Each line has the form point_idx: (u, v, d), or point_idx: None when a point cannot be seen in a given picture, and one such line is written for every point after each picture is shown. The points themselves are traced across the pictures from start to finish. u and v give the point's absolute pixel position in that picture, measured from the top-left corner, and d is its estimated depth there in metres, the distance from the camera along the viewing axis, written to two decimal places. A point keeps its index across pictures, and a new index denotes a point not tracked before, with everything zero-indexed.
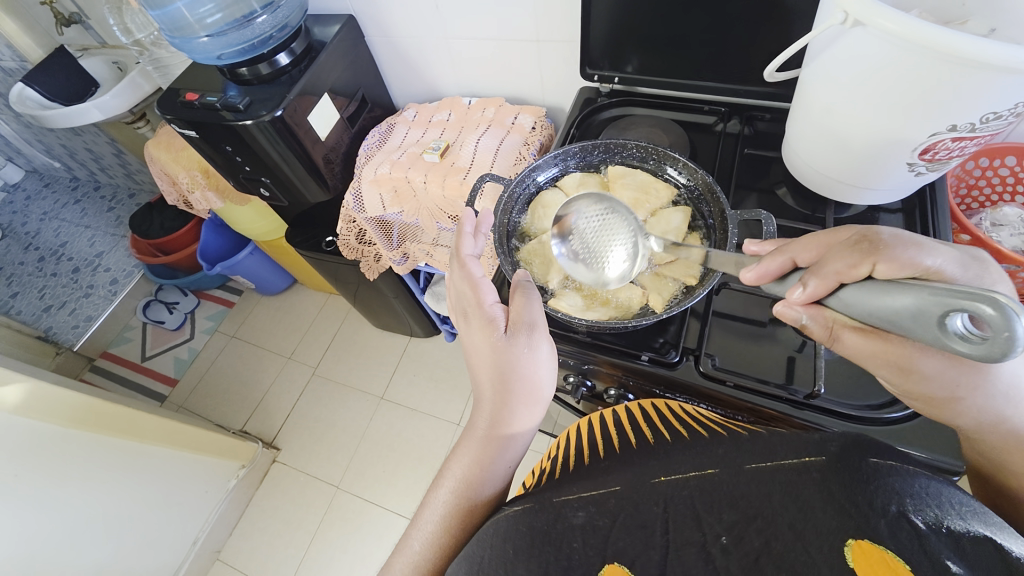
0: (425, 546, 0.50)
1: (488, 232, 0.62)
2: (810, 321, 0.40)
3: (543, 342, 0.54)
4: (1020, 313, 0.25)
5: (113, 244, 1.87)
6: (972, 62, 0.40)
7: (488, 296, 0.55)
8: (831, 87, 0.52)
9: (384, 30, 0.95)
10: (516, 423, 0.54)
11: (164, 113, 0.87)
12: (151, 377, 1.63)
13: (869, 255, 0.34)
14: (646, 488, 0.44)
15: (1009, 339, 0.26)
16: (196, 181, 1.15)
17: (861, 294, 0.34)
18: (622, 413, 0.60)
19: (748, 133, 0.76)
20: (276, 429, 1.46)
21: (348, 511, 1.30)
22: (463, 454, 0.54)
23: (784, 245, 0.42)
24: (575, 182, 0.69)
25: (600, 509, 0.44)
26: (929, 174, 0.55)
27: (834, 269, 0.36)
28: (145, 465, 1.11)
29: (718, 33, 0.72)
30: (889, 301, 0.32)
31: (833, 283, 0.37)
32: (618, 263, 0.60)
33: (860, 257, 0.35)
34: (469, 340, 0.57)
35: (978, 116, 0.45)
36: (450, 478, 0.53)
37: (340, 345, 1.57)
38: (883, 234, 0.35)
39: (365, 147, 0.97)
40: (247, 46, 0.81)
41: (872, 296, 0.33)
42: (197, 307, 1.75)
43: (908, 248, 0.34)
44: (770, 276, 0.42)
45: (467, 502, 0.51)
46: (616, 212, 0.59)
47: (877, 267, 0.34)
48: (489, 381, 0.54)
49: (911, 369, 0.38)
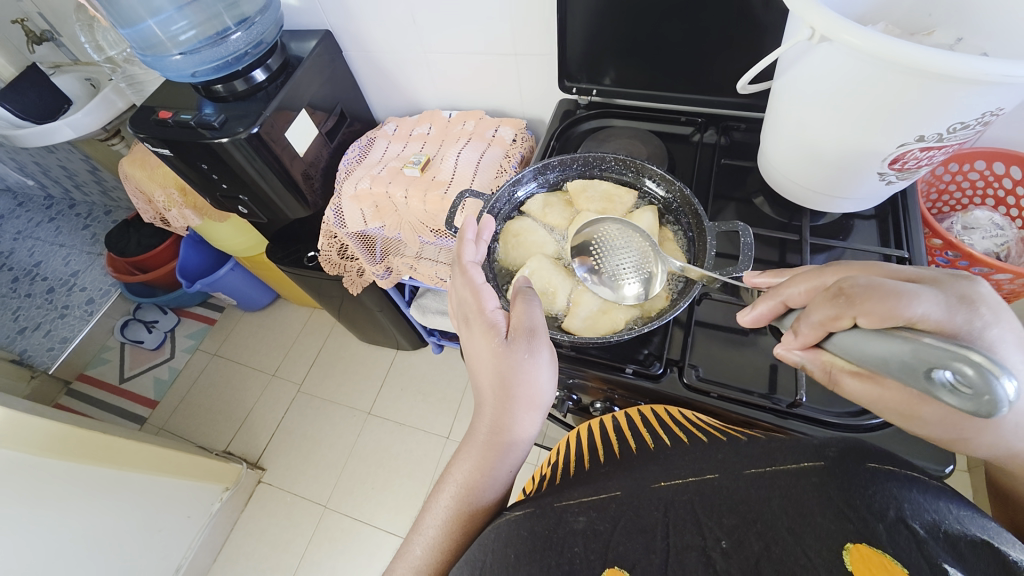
0: (427, 552, 0.49)
1: (489, 239, 0.61)
2: (809, 362, 0.44)
3: (544, 348, 0.52)
4: (1001, 373, 0.27)
5: (89, 262, 1.83)
6: (937, 75, 0.41)
7: (489, 302, 0.55)
8: (802, 100, 0.53)
9: (362, 45, 0.95)
10: (517, 430, 0.53)
11: (137, 132, 0.86)
12: (130, 398, 1.58)
13: (847, 309, 0.37)
14: (646, 494, 0.45)
15: (992, 401, 0.27)
16: (173, 199, 1.12)
17: (851, 344, 0.36)
18: (621, 420, 0.59)
19: (725, 143, 0.77)
20: (261, 448, 1.43)
21: (335, 530, 1.27)
22: (464, 460, 0.53)
23: (776, 289, 0.46)
24: (541, 204, 0.69)
25: (601, 515, 0.45)
26: (900, 182, 0.56)
27: (818, 320, 0.39)
28: (124, 491, 1.07)
29: (692, 44, 0.73)
30: (881, 351, 0.34)
31: (822, 331, 0.40)
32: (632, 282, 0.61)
33: (841, 309, 0.37)
34: (470, 346, 0.56)
35: (944, 127, 0.46)
36: (450, 484, 0.52)
37: (325, 361, 1.55)
38: (858, 284, 0.36)
39: (345, 162, 0.96)
40: (222, 63, 0.80)
41: (860, 346, 0.36)
42: (177, 325, 1.71)
43: (889, 298, 0.34)
44: (767, 317, 0.48)
45: (467, 506, 0.50)
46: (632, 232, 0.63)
47: (857, 319, 0.36)
48: (490, 386, 0.53)
49: (914, 415, 0.38)
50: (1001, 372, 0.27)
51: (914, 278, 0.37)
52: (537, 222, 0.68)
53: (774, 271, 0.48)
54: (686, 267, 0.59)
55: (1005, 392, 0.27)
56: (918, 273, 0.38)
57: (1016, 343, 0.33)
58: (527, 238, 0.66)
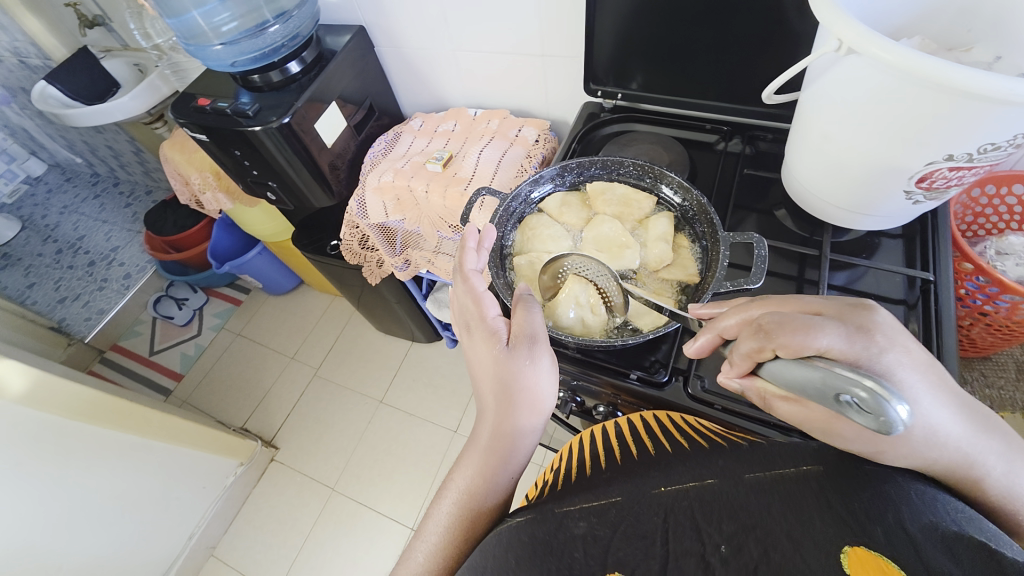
0: (430, 557, 0.50)
1: (491, 246, 0.62)
2: (747, 390, 0.43)
3: (545, 355, 0.53)
4: (892, 398, 0.30)
5: (128, 239, 1.92)
6: (966, 93, 0.40)
7: (491, 310, 0.56)
8: (827, 113, 0.52)
9: (394, 42, 0.97)
10: (518, 436, 0.54)
11: (176, 117, 0.90)
12: (158, 370, 1.66)
13: (767, 342, 0.38)
14: (647, 497, 0.46)
15: (887, 421, 0.30)
16: (208, 182, 1.17)
17: (773, 374, 0.37)
18: (622, 426, 0.60)
19: (749, 153, 0.76)
20: (276, 428, 1.48)
21: (341, 513, 1.30)
22: (467, 465, 0.54)
23: (712, 322, 0.45)
24: (558, 202, 0.69)
25: (601, 520, 0.45)
26: (929, 202, 0.54)
27: (746, 351, 0.40)
28: (146, 458, 1.12)
29: (720, 51, 0.72)
30: (797, 380, 0.35)
31: (750, 363, 0.41)
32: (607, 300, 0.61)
33: (762, 341, 0.38)
34: (473, 353, 0.57)
35: (974, 147, 0.44)
36: (454, 490, 0.53)
37: (342, 347, 1.58)
38: (772, 319, 0.38)
39: (371, 155, 0.98)
40: (260, 54, 0.83)
41: (781, 375, 0.37)
42: (205, 304, 1.78)
43: (797, 332, 0.36)
44: (707, 351, 0.46)
45: (469, 511, 0.51)
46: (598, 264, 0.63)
47: (777, 351, 0.37)
48: (492, 392, 0.54)
49: (835, 432, 0.38)
50: (892, 396, 0.30)
51: (818, 310, 0.39)
52: (553, 221, 0.68)
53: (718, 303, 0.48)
54: (696, 278, 0.59)
55: (898, 415, 0.29)
56: (819, 304, 0.39)
57: (909, 366, 0.34)
58: (542, 233, 0.66)
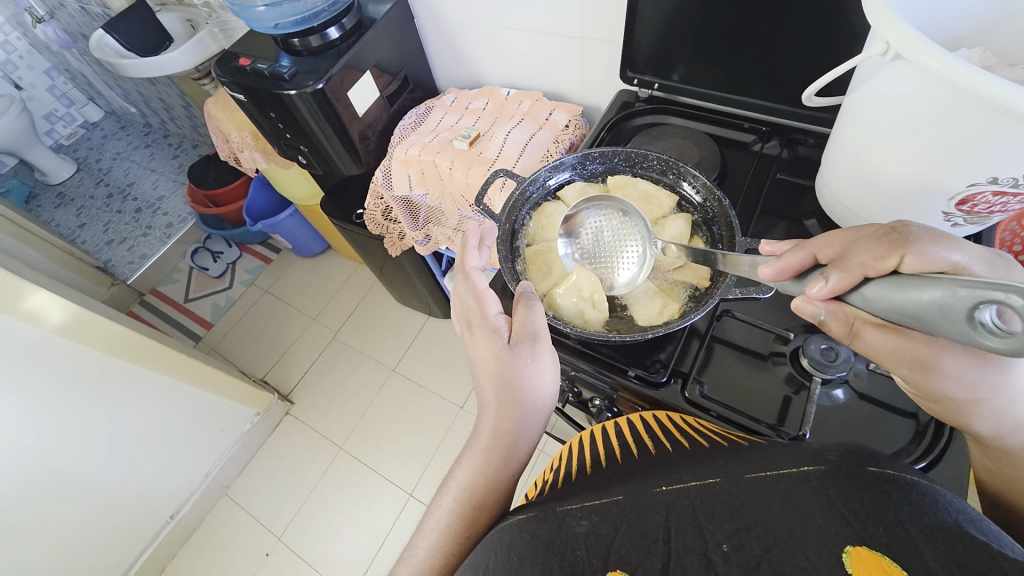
0: (431, 554, 0.50)
1: (492, 244, 0.62)
2: (830, 316, 0.39)
3: (547, 352, 0.53)
4: None
5: (173, 189, 2.01)
6: (1014, 114, 0.37)
7: (492, 307, 0.56)
8: (870, 122, 0.49)
9: (434, 14, 0.96)
10: (518, 431, 0.55)
11: (219, 75, 0.92)
12: (190, 317, 1.75)
13: (897, 248, 0.34)
14: (647, 497, 0.44)
15: None
16: (246, 142, 1.21)
17: (886, 290, 0.34)
18: (622, 425, 0.59)
19: (787, 157, 0.73)
20: (293, 384, 1.54)
21: (345, 471, 1.36)
22: (467, 463, 0.55)
23: (807, 241, 0.41)
24: (577, 192, 0.67)
25: (602, 519, 0.44)
26: (969, 225, 0.50)
27: (859, 261, 0.36)
28: (170, 398, 1.19)
29: (765, 46, 0.68)
30: (919, 295, 0.31)
31: (857, 276, 0.36)
32: (626, 266, 0.62)
33: (887, 248, 0.35)
34: (473, 350, 0.57)
35: (1020, 172, 0.41)
36: (454, 487, 0.54)
37: (362, 314, 1.63)
38: (912, 227, 0.35)
39: (401, 128, 0.99)
40: (301, 18, 0.84)
41: (896, 291, 0.33)
42: (239, 259, 1.85)
43: (937, 243, 0.33)
44: (789, 272, 0.42)
45: (469, 507, 0.52)
46: (633, 210, 0.61)
47: (904, 260, 0.34)
48: (492, 389, 0.55)
49: (932, 367, 0.35)
50: None
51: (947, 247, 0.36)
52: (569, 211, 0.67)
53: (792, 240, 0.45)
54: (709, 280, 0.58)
55: None
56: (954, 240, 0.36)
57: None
58: (558, 222, 0.65)
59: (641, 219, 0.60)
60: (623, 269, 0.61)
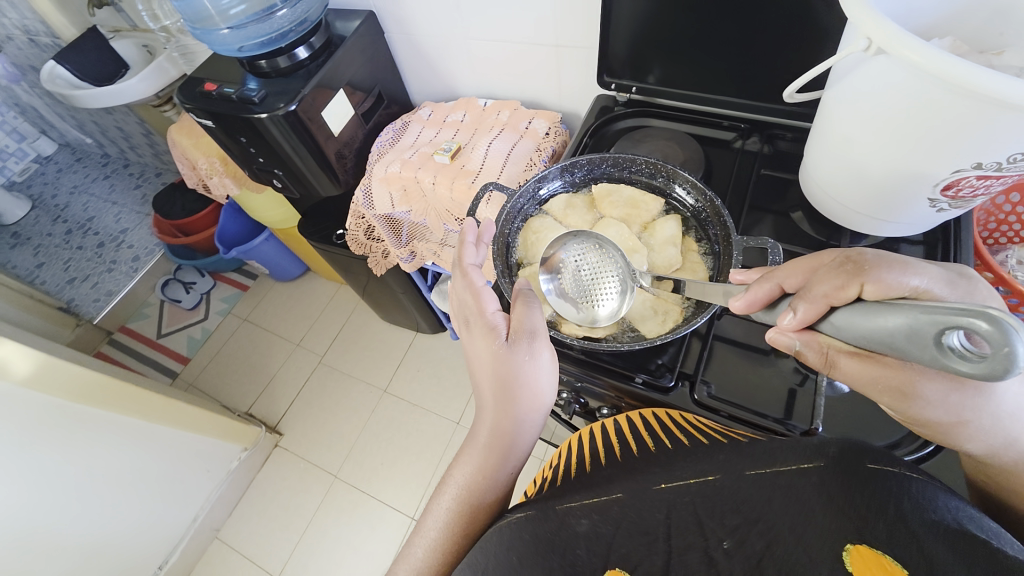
0: (428, 553, 0.49)
1: (490, 241, 0.61)
2: (804, 347, 0.38)
3: (545, 350, 0.52)
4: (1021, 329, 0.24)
5: (137, 221, 1.92)
6: (1005, 104, 0.37)
7: (491, 305, 0.55)
8: (851, 115, 0.50)
9: (404, 27, 0.94)
10: (517, 432, 0.53)
11: (183, 102, 0.89)
12: (165, 353, 1.67)
13: (855, 276, 0.34)
14: (647, 495, 0.44)
15: (1009, 355, 0.24)
16: (215, 168, 1.17)
17: (853, 317, 0.33)
18: (621, 422, 0.58)
19: (767, 152, 0.74)
20: (280, 414, 1.49)
21: (343, 499, 1.32)
22: (465, 463, 0.54)
23: (771, 272, 0.41)
24: (563, 204, 0.67)
25: (603, 517, 0.44)
26: (952, 210, 0.52)
27: (822, 292, 0.35)
28: (151, 441, 1.13)
29: (738, 46, 0.70)
30: (883, 322, 0.30)
31: (822, 306, 0.36)
32: (606, 301, 0.60)
33: (847, 277, 0.34)
34: (471, 348, 0.56)
35: (1003, 157, 0.42)
36: (452, 486, 0.53)
37: (347, 335, 1.59)
38: (867, 254, 0.34)
39: (378, 144, 0.97)
40: (267, 39, 0.81)
41: (862, 318, 0.32)
42: (213, 288, 1.78)
43: (893, 268, 0.33)
44: (760, 303, 0.42)
45: (468, 507, 0.51)
46: (610, 245, 0.62)
47: (865, 288, 0.33)
48: (490, 387, 0.53)
49: (913, 395, 0.35)
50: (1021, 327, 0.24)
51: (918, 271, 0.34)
52: (557, 223, 0.66)
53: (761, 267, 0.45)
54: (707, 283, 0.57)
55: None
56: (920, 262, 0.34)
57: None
58: (545, 237, 0.64)
59: (620, 253, 0.62)
60: (604, 302, 0.60)
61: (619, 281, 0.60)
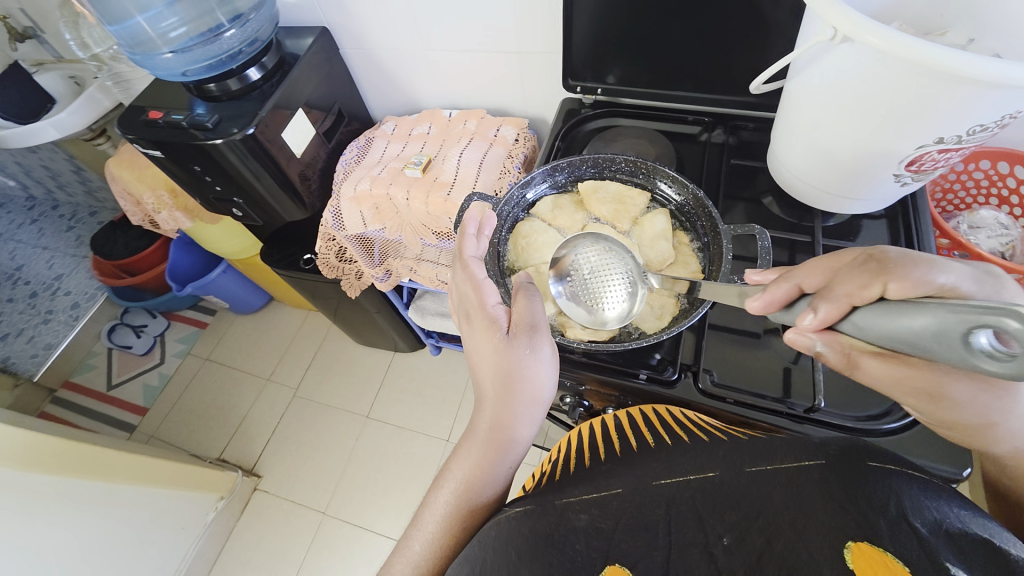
0: (427, 547, 0.48)
1: (491, 233, 0.59)
2: (825, 348, 0.39)
3: (546, 344, 0.51)
4: None
5: (74, 265, 1.73)
6: (965, 79, 0.40)
7: (492, 298, 0.53)
8: (817, 103, 0.52)
9: (359, 42, 0.92)
10: (518, 425, 0.52)
11: (125, 133, 0.82)
12: (119, 405, 1.55)
13: (879, 275, 0.35)
14: (647, 490, 0.44)
15: None
16: (163, 201, 1.09)
17: (876, 317, 0.34)
18: (621, 418, 0.57)
19: (733, 143, 0.77)
20: (256, 455, 1.40)
21: (335, 537, 1.25)
22: (463, 457, 0.52)
23: (789, 272, 0.42)
24: (551, 205, 0.67)
25: (603, 512, 0.44)
26: (913, 184, 0.56)
27: (845, 292, 0.36)
28: (117, 503, 1.03)
29: (696, 44, 0.72)
30: (908, 322, 0.31)
31: (844, 306, 0.37)
32: (614, 303, 0.60)
33: (871, 277, 0.35)
34: (471, 341, 0.54)
35: (965, 129, 0.45)
36: (450, 480, 0.51)
37: (321, 364, 1.52)
38: (890, 254, 0.36)
39: (343, 163, 0.94)
40: (215, 62, 0.77)
41: (886, 318, 0.33)
42: (167, 329, 1.67)
43: (919, 267, 0.34)
44: (778, 304, 0.43)
45: (468, 502, 0.49)
46: (620, 249, 0.62)
47: (888, 287, 0.34)
48: (490, 381, 0.52)
49: (942, 396, 0.36)
50: None
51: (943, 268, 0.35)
52: (546, 225, 0.66)
53: (778, 267, 0.45)
54: (700, 275, 0.59)
55: None
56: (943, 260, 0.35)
57: None
58: (537, 241, 0.64)
59: (630, 253, 0.62)
60: (612, 305, 0.60)
61: (628, 284, 0.60)
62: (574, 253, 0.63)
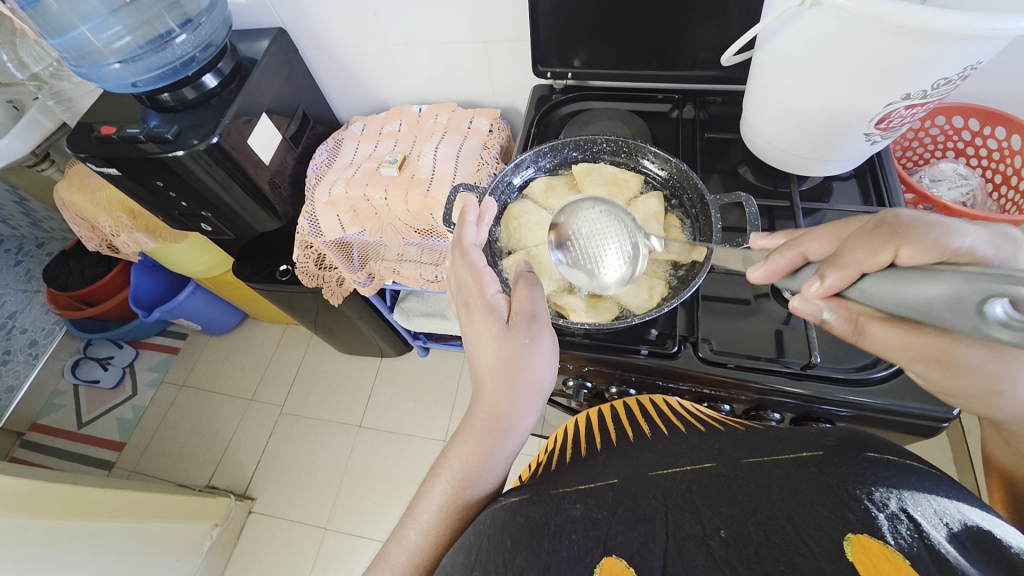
0: (423, 536, 0.47)
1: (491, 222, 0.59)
2: (833, 314, 0.39)
3: (545, 333, 0.51)
4: None
5: (27, 302, 1.62)
6: (928, 34, 0.42)
7: (491, 286, 0.52)
8: (788, 69, 0.54)
9: (318, 41, 0.89)
10: (517, 414, 0.51)
11: (76, 152, 0.78)
12: (92, 443, 1.47)
13: (890, 240, 0.34)
14: (645, 480, 0.43)
15: None
16: (120, 223, 1.04)
17: (885, 283, 0.33)
18: (619, 409, 0.58)
19: (704, 117, 0.78)
20: (247, 479, 1.36)
21: (339, 551, 1.22)
22: (461, 446, 0.51)
23: (794, 242, 0.42)
24: (543, 186, 0.67)
25: (599, 502, 0.42)
26: (882, 142, 0.58)
27: (854, 258, 0.35)
28: (106, 543, 0.98)
29: (661, 23, 0.73)
30: (920, 289, 0.30)
31: (853, 273, 0.36)
32: (614, 265, 0.58)
33: (882, 242, 0.34)
34: (468, 330, 0.54)
35: (929, 84, 0.47)
36: (448, 470, 0.50)
37: (305, 378, 1.48)
38: (904, 218, 0.35)
39: (314, 167, 0.91)
40: (168, 70, 0.73)
41: (898, 286, 0.32)
42: (136, 359, 1.59)
43: (934, 230, 0.33)
44: (782, 273, 0.43)
45: (465, 494, 0.48)
46: (618, 208, 0.58)
47: (899, 252, 0.34)
48: (489, 370, 0.51)
49: (952, 361, 0.37)
50: None
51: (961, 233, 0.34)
52: (538, 206, 0.66)
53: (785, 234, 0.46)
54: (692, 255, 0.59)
55: None
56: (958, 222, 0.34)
57: None
58: (528, 221, 0.64)
59: (626, 211, 0.58)
60: (612, 268, 0.57)
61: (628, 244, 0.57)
62: (568, 211, 0.59)
